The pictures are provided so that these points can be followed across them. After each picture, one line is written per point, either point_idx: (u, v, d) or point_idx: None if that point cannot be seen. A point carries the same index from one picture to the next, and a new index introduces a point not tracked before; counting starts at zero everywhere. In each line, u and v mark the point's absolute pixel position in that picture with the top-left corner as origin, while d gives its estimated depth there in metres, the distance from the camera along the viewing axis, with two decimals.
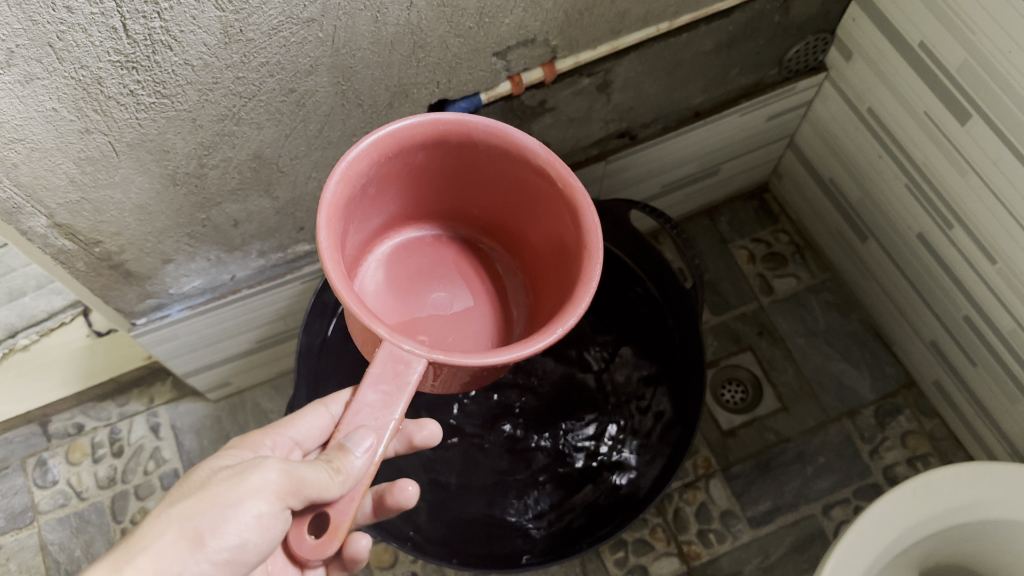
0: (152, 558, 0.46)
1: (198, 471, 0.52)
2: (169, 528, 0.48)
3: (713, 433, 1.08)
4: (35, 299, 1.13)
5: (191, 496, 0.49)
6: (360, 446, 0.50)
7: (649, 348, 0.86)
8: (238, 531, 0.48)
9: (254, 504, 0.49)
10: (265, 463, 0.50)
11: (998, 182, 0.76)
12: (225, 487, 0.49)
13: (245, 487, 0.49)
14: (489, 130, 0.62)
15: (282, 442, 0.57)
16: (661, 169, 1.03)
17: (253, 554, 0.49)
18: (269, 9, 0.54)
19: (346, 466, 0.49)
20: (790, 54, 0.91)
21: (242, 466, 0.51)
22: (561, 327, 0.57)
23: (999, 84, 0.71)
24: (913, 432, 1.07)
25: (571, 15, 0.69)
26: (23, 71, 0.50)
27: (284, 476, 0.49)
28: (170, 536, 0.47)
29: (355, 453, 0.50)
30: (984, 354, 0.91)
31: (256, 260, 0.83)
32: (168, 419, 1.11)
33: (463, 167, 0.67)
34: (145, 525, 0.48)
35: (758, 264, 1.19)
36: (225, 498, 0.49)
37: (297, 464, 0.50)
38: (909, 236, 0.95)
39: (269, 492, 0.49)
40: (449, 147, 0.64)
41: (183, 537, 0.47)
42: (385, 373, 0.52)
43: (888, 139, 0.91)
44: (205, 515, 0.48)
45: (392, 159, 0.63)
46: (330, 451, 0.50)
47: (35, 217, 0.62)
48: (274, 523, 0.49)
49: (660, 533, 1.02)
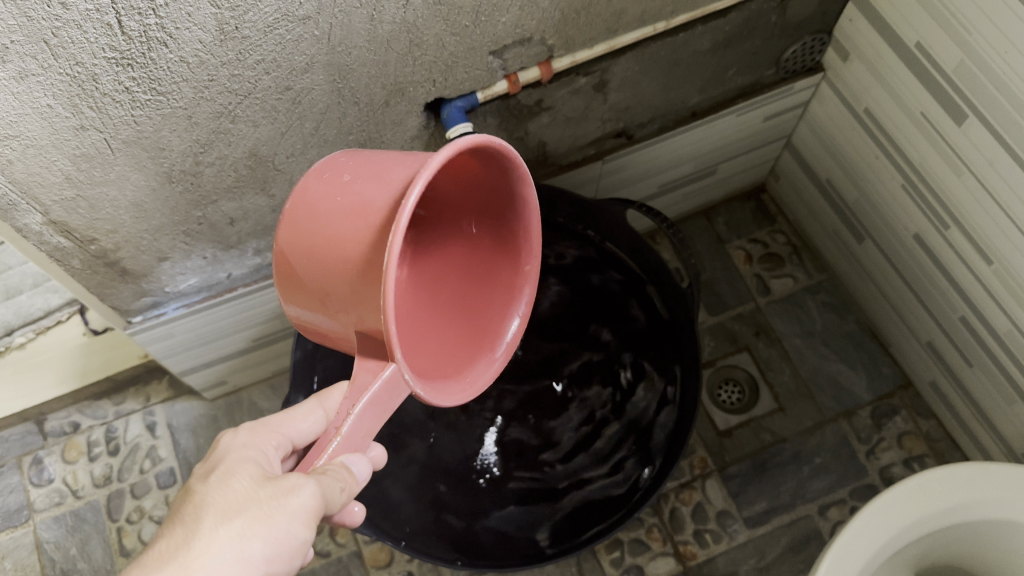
0: None
1: (234, 476, 0.46)
2: (220, 547, 0.43)
3: (709, 433, 1.08)
4: (31, 298, 1.14)
5: (239, 514, 0.44)
6: (358, 465, 0.49)
7: (640, 364, 0.85)
8: (283, 554, 0.44)
9: (304, 531, 0.45)
10: (303, 480, 0.45)
11: (994, 183, 0.76)
12: (276, 507, 0.44)
13: (291, 510, 0.44)
14: (525, 176, 0.53)
15: (283, 446, 0.50)
16: (658, 168, 1.03)
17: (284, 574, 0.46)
18: (264, 7, 0.54)
19: (352, 484, 0.48)
20: (787, 55, 0.91)
21: (280, 482, 0.46)
22: (473, 387, 0.56)
23: (995, 85, 0.71)
24: (910, 433, 1.07)
25: (568, 14, 0.69)
26: (17, 67, 0.50)
27: (325, 501, 0.45)
28: (220, 561, 0.42)
29: (359, 473, 0.49)
30: (981, 355, 0.91)
31: (251, 259, 0.83)
32: (165, 417, 1.11)
33: (464, 158, 0.54)
34: (191, 539, 0.42)
35: (755, 264, 1.20)
36: (278, 522, 0.44)
37: (328, 482, 0.46)
38: (904, 237, 0.95)
39: (311, 515, 0.45)
40: (483, 157, 0.52)
41: (233, 561, 0.43)
42: (382, 395, 0.48)
43: (884, 139, 0.91)
44: (260, 537, 0.44)
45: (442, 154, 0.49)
46: (335, 468, 0.47)
47: (31, 214, 0.62)
48: (309, 543, 0.46)
49: (655, 533, 1.02)
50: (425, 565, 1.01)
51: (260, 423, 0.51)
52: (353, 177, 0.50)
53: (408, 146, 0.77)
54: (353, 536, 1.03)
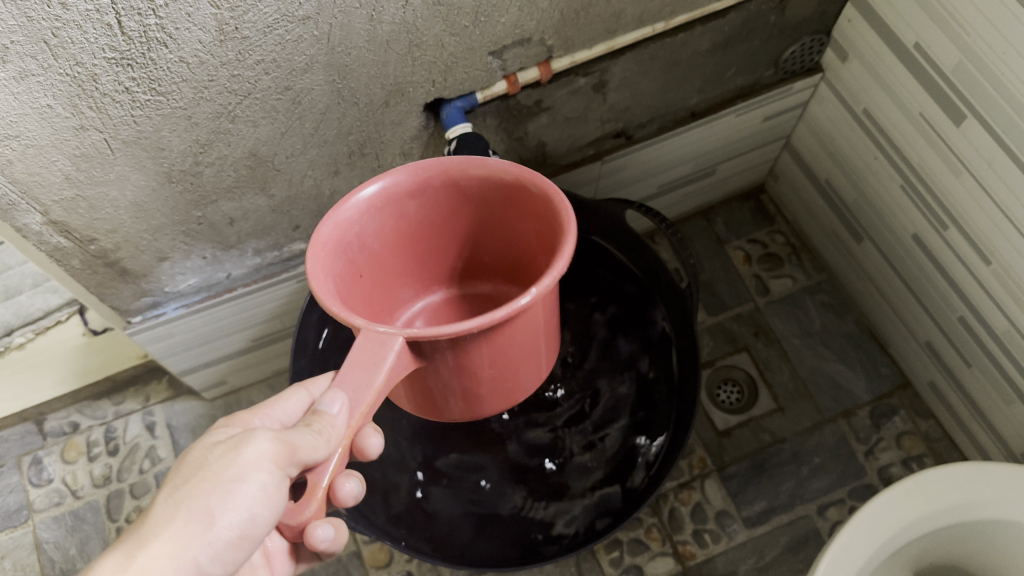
0: (168, 544, 0.45)
1: (193, 447, 0.49)
2: (176, 511, 0.46)
3: (709, 433, 1.08)
4: (31, 298, 1.14)
5: (192, 477, 0.47)
6: (333, 405, 0.46)
7: (640, 362, 0.84)
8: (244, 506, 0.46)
9: (260, 476, 0.46)
10: (258, 434, 0.48)
11: (993, 183, 0.76)
12: (226, 462, 0.47)
13: (243, 461, 0.46)
14: (458, 163, 0.58)
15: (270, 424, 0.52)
16: (657, 169, 1.04)
17: (262, 527, 0.47)
18: (264, 7, 0.54)
19: (327, 426, 0.45)
20: (786, 55, 0.92)
21: (234, 440, 0.48)
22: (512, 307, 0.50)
23: (993, 85, 0.71)
24: (909, 433, 1.07)
25: (567, 15, 0.69)
26: (18, 68, 0.51)
27: (278, 445, 0.47)
28: (180, 520, 0.46)
29: (332, 412, 0.46)
30: (979, 355, 0.91)
31: (251, 259, 0.83)
32: (164, 418, 1.11)
33: (433, 211, 0.61)
34: (151, 512, 0.46)
35: (754, 264, 1.20)
36: (229, 476, 0.46)
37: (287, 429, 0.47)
38: (904, 237, 0.95)
39: (267, 462, 0.46)
40: (426, 193, 0.60)
41: (193, 519, 0.46)
42: (365, 351, 0.48)
43: (883, 140, 0.91)
44: (214, 493, 0.46)
45: (383, 213, 0.59)
46: (306, 417, 0.46)
47: (31, 214, 0.62)
48: (278, 492, 0.47)
49: (655, 533, 1.03)
50: (424, 565, 1.01)
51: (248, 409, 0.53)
52: (362, 274, 0.60)
53: (408, 147, 0.77)
54: (353, 537, 1.03)
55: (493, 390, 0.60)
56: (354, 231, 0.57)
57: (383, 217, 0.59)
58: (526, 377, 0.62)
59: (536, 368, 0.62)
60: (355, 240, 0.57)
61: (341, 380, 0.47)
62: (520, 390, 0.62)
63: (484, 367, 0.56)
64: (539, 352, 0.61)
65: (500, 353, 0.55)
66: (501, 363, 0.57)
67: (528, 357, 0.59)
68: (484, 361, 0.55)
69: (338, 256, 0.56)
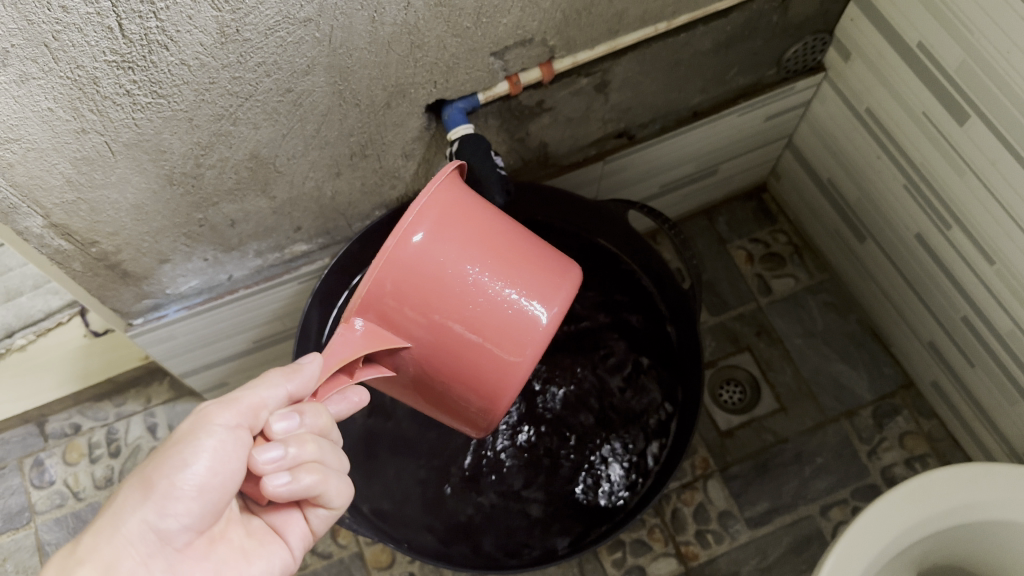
0: (115, 516, 0.46)
1: None
2: (125, 485, 0.47)
3: (711, 433, 1.08)
4: (32, 299, 1.14)
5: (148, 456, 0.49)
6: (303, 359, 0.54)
7: (643, 369, 0.84)
8: (184, 461, 0.47)
9: (197, 430, 0.48)
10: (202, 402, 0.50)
11: (996, 183, 0.76)
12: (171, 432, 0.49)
13: (183, 424, 0.48)
14: None
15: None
16: (659, 170, 1.03)
17: (213, 483, 0.48)
18: (266, 9, 0.54)
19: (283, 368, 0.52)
20: (788, 54, 0.91)
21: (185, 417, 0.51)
22: (392, 238, 0.55)
23: (997, 84, 0.71)
24: (911, 433, 1.07)
25: (569, 15, 0.69)
26: (18, 71, 0.50)
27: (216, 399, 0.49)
28: (128, 493, 0.47)
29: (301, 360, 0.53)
30: (983, 355, 0.91)
31: (253, 260, 0.83)
32: (165, 418, 1.11)
33: None
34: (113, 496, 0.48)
35: (756, 264, 1.20)
36: (170, 441, 0.48)
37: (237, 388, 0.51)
38: (907, 236, 0.95)
39: (206, 416, 0.48)
40: None
41: (138, 487, 0.47)
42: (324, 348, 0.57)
43: (886, 139, 0.91)
44: (155, 458, 0.48)
45: None
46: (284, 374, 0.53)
47: (31, 217, 0.62)
48: (223, 445, 0.48)
49: (657, 533, 1.02)
50: (427, 566, 1.00)
51: None
52: None
53: (409, 148, 0.76)
54: (355, 537, 1.03)
55: (503, 336, 0.58)
56: None
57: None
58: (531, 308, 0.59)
59: (537, 293, 0.59)
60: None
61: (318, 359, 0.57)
62: (535, 324, 0.59)
63: (455, 313, 0.57)
64: (523, 274, 0.59)
65: (455, 291, 0.57)
66: (475, 302, 0.57)
67: (509, 283, 0.58)
68: (447, 307, 0.57)
69: None
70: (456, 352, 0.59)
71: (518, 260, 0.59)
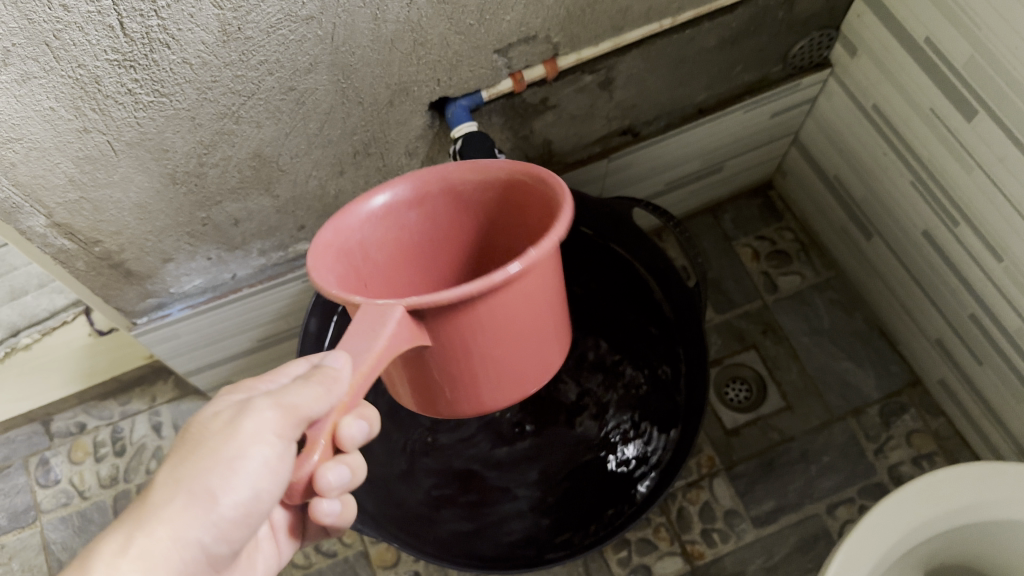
0: (168, 526, 0.44)
1: (191, 424, 0.47)
2: (177, 489, 0.45)
3: (717, 432, 1.07)
4: (37, 298, 1.14)
5: (190, 455, 0.45)
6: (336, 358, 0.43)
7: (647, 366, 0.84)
8: (250, 482, 0.45)
9: (263, 453, 0.44)
10: (255, 404, 0.45)
11: (1004, 179, 0.75)
12: (225, 440, 0.45)
13: (242, 436, 0.44)
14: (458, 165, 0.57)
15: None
16: (666, 165, 1.03)
17: (269, 502, 0.47)
18: (268, 7, 0.54)
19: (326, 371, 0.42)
20: (794, 50, 0.90)
21: (234, 413, 0.46)
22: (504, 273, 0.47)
23: (1004, 79, 0.70)
24: (919, 431, 1.06)
25: (572, 12, 0.68)
26: (20, 71, 0.50)
27: (280, 412, 0.44)
28: (181, 501, 0.45)
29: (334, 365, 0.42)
30: (991, 353, 0.90)
31: (256, 259, 0.83)
32: (170, 417, 1.11)
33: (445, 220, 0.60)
34: (150, 491, 0.45)
35: (762, 262, 1.19)
36: (230, 452, 0.45)
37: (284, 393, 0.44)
38: (914, 234, 0.94)
39: (269, 434, 0.44)
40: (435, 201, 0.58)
41: (195, 501, 0.45)
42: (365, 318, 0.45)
43: (892, 135, 0.90)
44: (213, 473, 0.45)
45: (383, 221, 0.57)
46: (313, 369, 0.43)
47: (34, 217, 0.62)
48: (281, 467, 0.46)
49: (663, 532, 1.02)
50: (432, 566, 1.00)
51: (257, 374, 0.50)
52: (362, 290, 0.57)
53: (413, 146, 0.76)
54: (360, 536, 1.03)
55: (507, 379, 0.56)
56: (356, 238, 0.55)
57: (385, 228, 0.57)
58: (539, 362, 0.58)
59: (549, 350, 0.59)
60: (358, 248, 0.56)
61: (345, 340, 0.44)
62: (531, 380, 0.59)
63: (493, 348, 0.52)
64: (550, 339, 0.58)
65: (507, 328, 0.52)
66: (512, 345, 0.53)
67: (540, 333, 0.56)
68: (491, 340, 0.52)
69: (340, 260, 0.54)
70: (465, 378, 0.54)
71: (553, 314, 0.58)
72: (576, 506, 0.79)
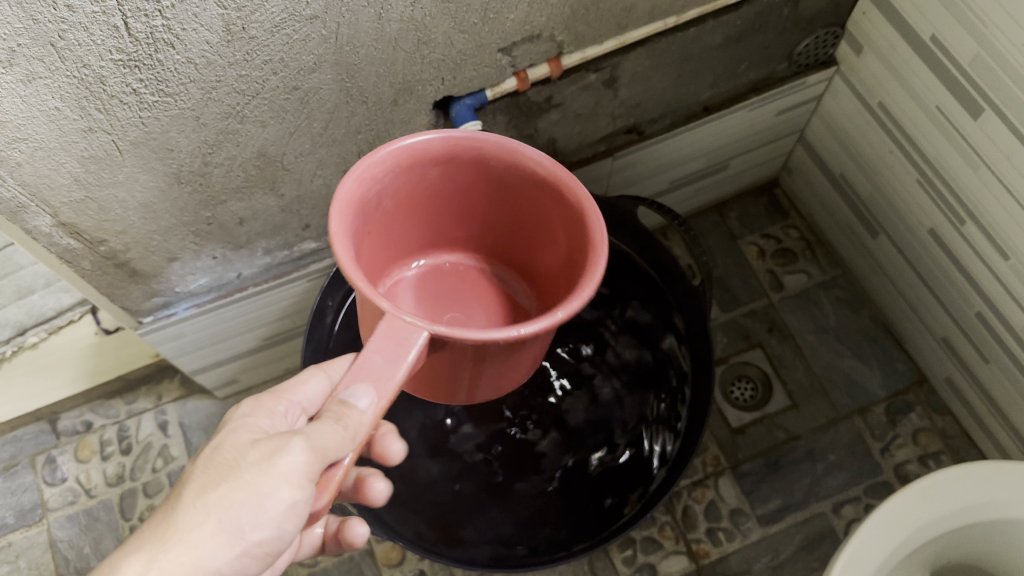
0: (191, 554, 0.42)
1: (222, 450, 0.46)
2: (205, 518, 0.43)
3: (722, 430, 1.07)
4: (44, 297, 1.15)
5: (220, 483, 0.44)
6: (362, 400, 0.45)
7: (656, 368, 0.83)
8: (274, 522, 0.44)
9: (293, 493, 0.44)
10: (290, 442, 0.45)
11: (1010, 177, 0.75)
12: (258, 472, 0.44)
13: (275, 473, 0.44)
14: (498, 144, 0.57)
15: (293, 410, 0.51)
16: (671, 163, 1.02)
17: (286, 541, 0.46)
18: (272, 7, 0.54)
19: (350, 418, 0.45)
20: (800, 48, 0.90)
21: (268, 446, 0.45)
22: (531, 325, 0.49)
23: (1011, 76, 0.70)
24: (925, 430, 1.06)
25: (577, 10, 0.68)
26: (25, 71, 0.50)
27: (314, 457, 0.44)
28: (207, 530, 0.43)
29: (361, 408, 0.45)
30: (997, 352, 0.89)
31: (261, 258, 0.83)
32: (176, 416, 1.11)
33: (467, 183, 0.60)
34: (174, 514, 0.43)
35: (768, 260, 1.18)
36: (262, 488, 0.44)
37: (319, 435, 0.44)
38: (921, 232, 0.94)
39: (299, 476, 0.44)
40: (464, 165, 0.58)
41: (221, 531, 0.43)
42: (385, 343, 0.47)
43: (898, 133, 0.90)
44: (243, 507, 0.44)
45: (406, 175, 0.57)
46: (333, 408, 0.45)
47: (40, 217, 0.62)
48: (306, 509, 0.45)
49: (668, 531, 1.02)
50: (437, 564, 1.01)
51: (270, 390, 0.51)
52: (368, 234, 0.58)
53: None
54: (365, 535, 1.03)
55: (489, 388, 0.59)
56: (375, 190, 0.55)
57: (404, 180, 0.57)
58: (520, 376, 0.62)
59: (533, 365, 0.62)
60: (374, 199, 0.56)
61: (362, 371, 0.46)
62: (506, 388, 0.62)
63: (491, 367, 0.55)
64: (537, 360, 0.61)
65: (511, 357, 0.55)
66: (508, 367, 0.56)
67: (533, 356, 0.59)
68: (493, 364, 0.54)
69: (357, 210, 0.54)
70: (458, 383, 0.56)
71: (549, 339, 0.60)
72: (575, 507, 0.78)
